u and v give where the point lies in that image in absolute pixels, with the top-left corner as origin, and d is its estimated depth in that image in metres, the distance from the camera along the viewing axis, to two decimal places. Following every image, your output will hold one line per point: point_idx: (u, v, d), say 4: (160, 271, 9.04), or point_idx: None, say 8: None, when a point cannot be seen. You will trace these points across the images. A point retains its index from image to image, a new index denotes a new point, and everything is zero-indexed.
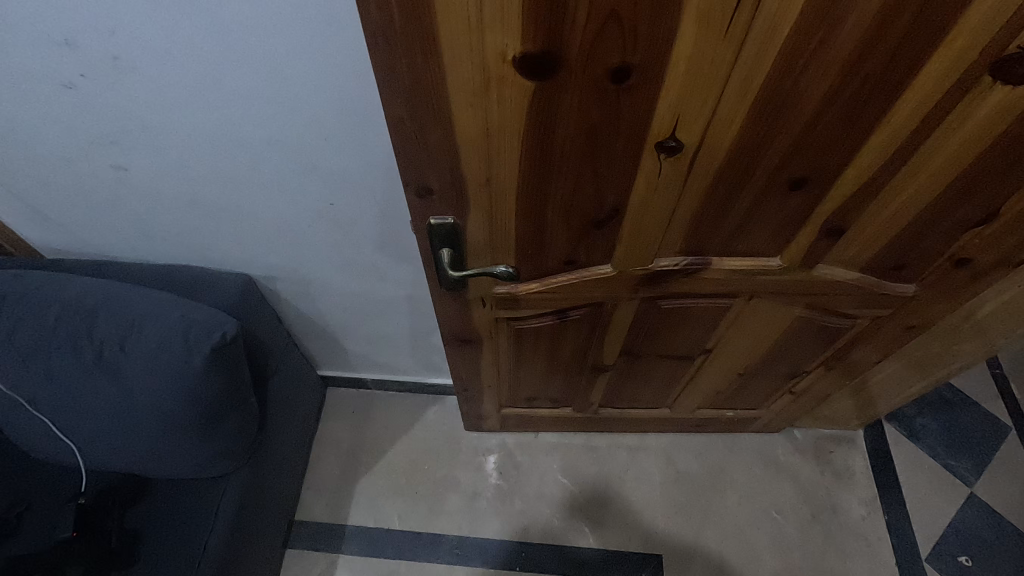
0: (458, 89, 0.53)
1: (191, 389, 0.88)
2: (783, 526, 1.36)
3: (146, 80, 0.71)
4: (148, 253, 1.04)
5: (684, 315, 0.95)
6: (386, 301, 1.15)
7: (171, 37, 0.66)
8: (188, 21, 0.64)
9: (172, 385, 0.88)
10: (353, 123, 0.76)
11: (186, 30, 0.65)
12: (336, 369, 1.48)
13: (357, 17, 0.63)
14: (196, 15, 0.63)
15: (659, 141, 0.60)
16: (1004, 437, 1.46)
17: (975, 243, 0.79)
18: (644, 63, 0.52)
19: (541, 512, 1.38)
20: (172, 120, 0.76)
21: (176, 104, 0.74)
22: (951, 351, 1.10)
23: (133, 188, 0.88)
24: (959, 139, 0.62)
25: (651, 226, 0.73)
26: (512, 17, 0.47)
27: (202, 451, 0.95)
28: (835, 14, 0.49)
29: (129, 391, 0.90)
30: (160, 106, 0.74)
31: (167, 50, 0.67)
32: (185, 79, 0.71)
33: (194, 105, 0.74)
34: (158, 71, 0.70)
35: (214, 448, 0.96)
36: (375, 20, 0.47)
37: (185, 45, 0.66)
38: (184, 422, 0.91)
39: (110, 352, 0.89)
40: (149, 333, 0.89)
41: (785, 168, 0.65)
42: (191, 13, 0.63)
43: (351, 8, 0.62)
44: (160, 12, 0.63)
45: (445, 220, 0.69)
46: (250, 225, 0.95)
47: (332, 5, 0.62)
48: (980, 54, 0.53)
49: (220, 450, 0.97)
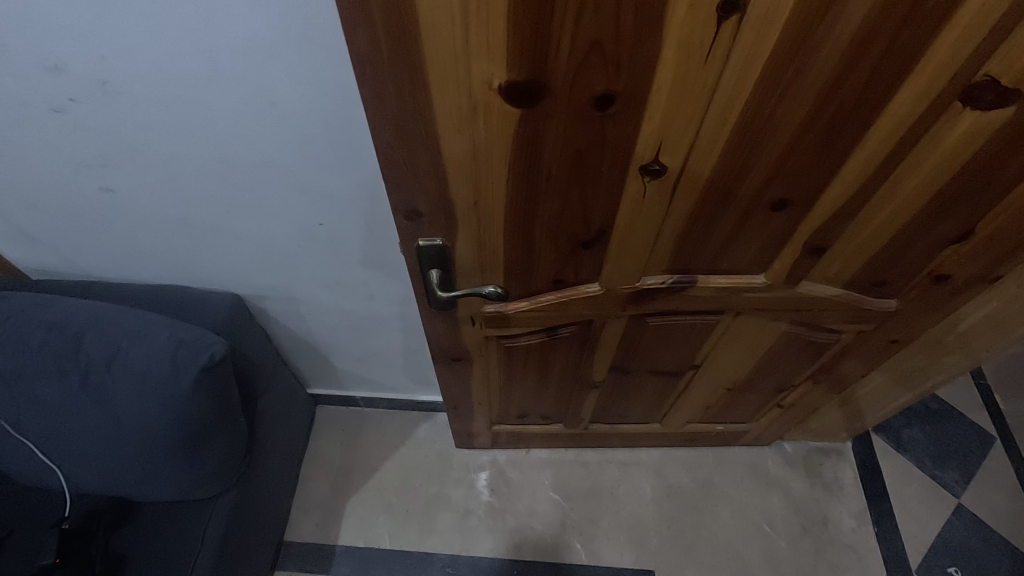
0: (445, 116, 0.54)
1: (178, 410, 0.88)
2: (775, 540, 1.37)
3: (137, 104, 0.71)
4: (137, 274, 1.04)
5: (672, 332, 0.96)
6: (377, 319, 1.15)
7: (162, 63, 0.66)
8: (179, 47, 0.65)
9: (159, 406, 0.87)
10: (341, 143, 0.77)
11: (177, 56, 0.66)
12: (327, 388, 1.47)
13: (344, 41, 0.65)
14: (188, 42, 0.64)
15: (643, 165, 0.62)
16: (990, 447, 1.48)
17: (953, 260, 0.81)
18: (627, 91, 0.53)
19: (533, 528, 1.38)
20: (162, 143, 0.77)
21: (166, 128, 0.74)
22: (935, 364, 1.12)
23: (121, 210, 0.88)
24: (933, 162, 0.64)
25: (637, 246, 0.74)
26: (498, 47, 0.48)
27: (188, 473, 0.94)
28: (810, 43, 0.51)
29: (116, 414, 0.89)
30: (150, 129, 0.75)
31: (158, 75, 0.68)
32: (175, 103, 0.71)
33: (183, 127, 0.75)
34: (148, 95, 0.70)
35: (201, 469, 0.95)
36: (364, 51, 0.48)
37: (175, 70, 0.67)
38: (171, 444, 0.90)
39: (96, 374, 0.88)
40: (136, 354, 0.88)
41: (767, 189, 0.67)
42: (182, 40, 0.64)
43: (338, 31, 0.64)
44: (151, 38, 0.64)
45: (434, 242, 0.70)
46: (240, 245, 0.95)
47: (321, 28, 0.63)
48: (950, 80, 0.55)
49: (208, 473, 0.96)
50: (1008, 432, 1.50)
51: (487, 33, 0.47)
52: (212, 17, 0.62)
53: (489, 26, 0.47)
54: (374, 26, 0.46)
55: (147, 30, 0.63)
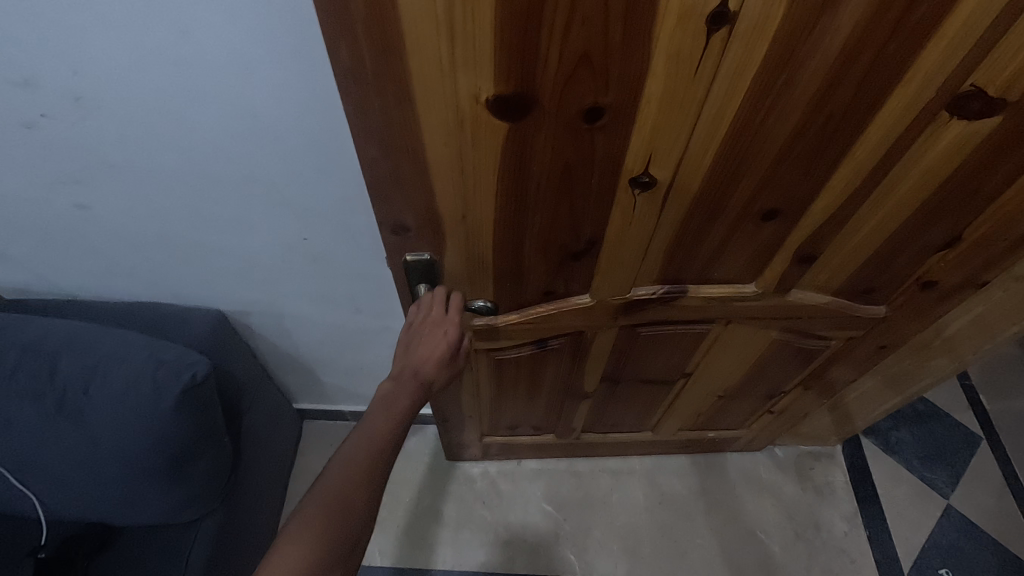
0: (431, 130, 0.53)
1: (159, 433, 0.85)
2: (767, 545, 1.36)
3: (112, 119, 0.69)
4: (115, 291, 1.01)
5: (662, 341, 0.96)
6: (363, 333, 1.13)
7: (138, 77, 0.65)
8: (155, 61, 0.63)
9: (137, 430, 0.85)
10: (324, 155, 0.76)
11: (153, 70, 0.64)
12: (314, 403, 1.44)
13: (325, 53, 0.63)
14: (165, 56, 0.63)
15: (633, 177, 0.61)
16: (976, 447, 1.49)
17: (940, 266, 0.82)
18: (616, 103, 0.53)
19: (526, 541, 1.36)
20: (139, 158, 0.74)
21: (143, 142, 0.72)
22: (922, 367, 1.12)
23: (98, 226, 0.85)
24: (921, 170, 0.64)
25: (628, 257, 0.74)
26: (484, 59, 0.47)
27: (170, 496, 0.91)
28: (799, 55, 0.50)
29: (93, 438, 0.86)
30: (127, 144, 0.72)
31: (134, 91, 0.66)
32: (153, 117, 0.69)
33: (161, 142, 0.73)
34: (123, 109, 0.68)
35: (184, 492, 0.92)
36: (346, 64, 0.47)
37: (150, 83, 0.65)
38: (151, 467, 0.87)
39: (72, 397, 0.86)
40: (114, 375, 0.86)
41: (757, 200, 0.67)
42: (158, 54, 0.62)
43: (319, 42, 0.62)
44: (125, 53, 0.62)
45: (422, 256, 0.69)
46: (222, 260, 0.93)
47: (302, 39, 0.62)
48: (938, 90, 0.55)
49: (191, 496, 0.93)
50: (993, 432, 1.52)
51: (473, 45, 0.46)
52: (189, 31, 0.60)
53: (475, 38, 0.46)
54: (357, 39, 0.45)
55: (122, 43, 0.61)
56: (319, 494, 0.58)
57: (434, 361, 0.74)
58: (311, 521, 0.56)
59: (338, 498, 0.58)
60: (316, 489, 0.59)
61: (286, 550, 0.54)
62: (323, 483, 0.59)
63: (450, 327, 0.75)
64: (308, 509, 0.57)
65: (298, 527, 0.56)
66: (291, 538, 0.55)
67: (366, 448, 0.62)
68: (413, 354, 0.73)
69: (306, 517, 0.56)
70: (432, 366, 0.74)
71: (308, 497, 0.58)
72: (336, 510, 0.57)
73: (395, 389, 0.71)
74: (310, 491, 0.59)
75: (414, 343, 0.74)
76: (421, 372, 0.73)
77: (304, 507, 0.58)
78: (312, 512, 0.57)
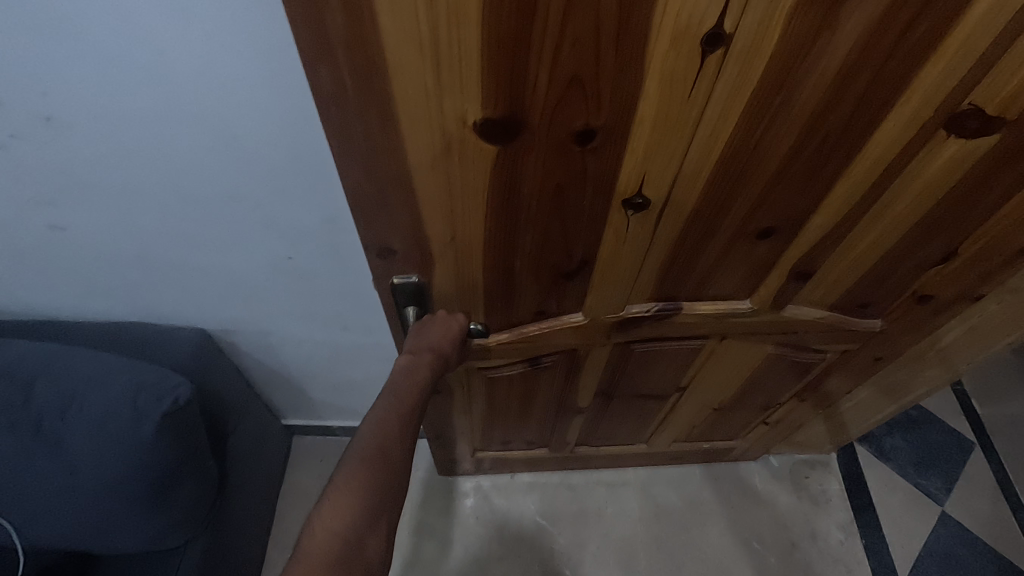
0: (417, 154, 0.51)
1: (140, 459, 0.83)
2: (764, 556, 1.35)
3: (85, 139, 0.67)
4: (93, 311, 0.98)
5: (657, 357, 0.94)
6: (353, 350, 1.11)
7: (113, 97, 0.62)
8: (128, 79, 0.60)
9: (116, 457, 0.82)
10: (306, 174, 0.74)
11: (128, 89, 0.61)
12: (303, 419, 1.41)
13: (302, 70, 0.61)
14: (140, 76, 0.60)
15: (626, 198, 0.59)
16: (970, 453, 1.49)
17: (936, 280, 0.80)
18: (608, 126, 0.51)
19: (520, 556, 1.34)
20: (115, 177, 0.72)
21: (119, 162, 0.70)
22: (917, 378, 1.11)
23: (74, 246, 0.82)
24: (918, 188, 0.63)
25: (621, 276, 0.72)
26: (471, 84, 0.46)
27: (153, 523, 0.88)
28: (796, 75, 0.49)
29: (70, 466, 0.83)
30: (101, 164, 0.70)
31: (108, 110, 0.64)
32: (128, 137, 0.67)
33: (138, 162, 0.70)
34: (96, 129, 0.66)
35: (167, 518, 0.89)
36: (327, 88, 0.45)
37: (125, 102, 0.63)
38: (132, 494, 0.85)
39: (48, 424, 0.83)
40: (93, 400, 0.84)
41: (752, 219, 0.65)
42: (134, 73, 0.60)
43: (295, 59, 0.60)
44: (99, 73, 0.60)
45: (409, 278, 0.67)
46: (205, 279, 0.91)
47: (278, 56, 0.60)
48: (936, 110, 0.54)
49: (172, 523, 0.90)
50: (986, 438, 1.52)
51: (459, 68, 0.44)
52: (165, 49, 0.58)
53: (461, 62, 0.44)
54: (338, 63, 0.43)
55: (95, 62, 0.59)
56: (357, 450, 0.60)
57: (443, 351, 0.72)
58: (356, 471, 0.58)
59: (378, 449, 0.61)
60: (355, 446, 0.61)
61: (337, 498, 0.56)
62: (361, 439, 0.62)
63: (459, 311, 0.74)
64: (351, 462, 0.59)
65: (345, 478, 0.58)
66: (341, 487, 0.57)
67: (394, 415, 0.64)
68: (422, 340, 0.71)
69: (351, 468, 0.58)
70: (441, 359, 0.72)
71: (348, 454, 0.61)
72: (378, 461, 0.60)
73: (412, 367, 0.69)
74: (348, 450, 0.61)
75: (421, 333, 0.72)
76: (436, 352, 0.71)
77: (346, 461, 0.60)
78: (356, 464, 0.59)
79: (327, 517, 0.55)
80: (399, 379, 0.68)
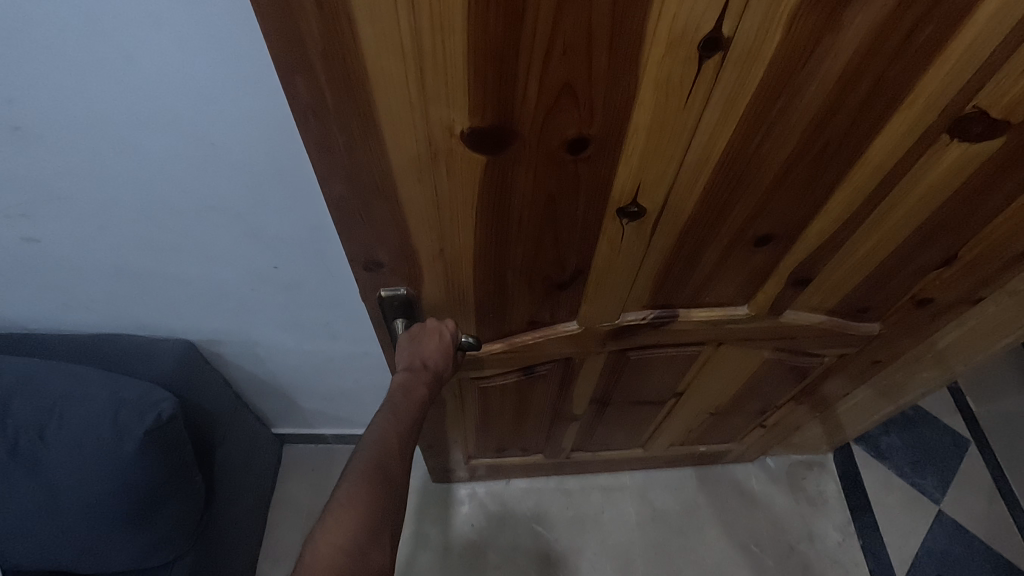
0: (402, 165, 0.49)
1: (123, 477, 0.80)
2: (762, 559, 1.34)
3: (55, 150, 0.64)
4: (73, 323, 0.95)
5: (653, 364, 0.92)
6: (342, 359, 1.08)
7: (83, 106, 0.59)
8: (100, 88, 0.58)
9: (97, 475, 0.79)
10: (287, 183, 0.71)
11: (100, 98, 0.59)
12: (293, 428, 1.38)
13: (276, 77, 0.58)
14: (112, 84, 0.57)
15: (620, 207, 0.57)
16: (966, 451, 1.48)
17: (936, 283, 0.79)
18: (601, 134, 0.49)
19: (516, 564, 1.32)
20: (89, 188, 0.69)
21: (93, 172, 0.67)
22: (915, 380, 1.10)
23: (49, 258, 0.79)
24: (919, 193, 0.62)
25: (616, 285, 0.70)
26: (457, 93, 0.43)
27: (138, 541, 0.85)
28: (797, 80, 0.47)
29: (50, 486, 0.80)
30: (74, 174, 0.67)
31: (79, 120, 0.61)
32: (102, 147, 0.64)
33: (113, 172, 0.67)
34: (68, 139, 0.63)
35: (153, 536, 0.86)
36: (304, 99, 0.43)
37: (97, 111, 0.60)
38: (116, 513, 0.82)
39: (25, 444, 0.80)
40: (72, 418, 0.81)
41: (750, 226, 0.64)
42: (104, 82, 0.57)
43: (268, 65, 0.57)
44: (67, 82, 0.57)
45: (397, 291, 0.64)
46: (187, 290, 0.88)
47: (252, 63, 0.57)
48: (940, 114, 0.52)
49: (159, 541, 0.87)
50: (981, 436, 1.51)
51: (444, 76, 0.42)
52: (136, 57, 0.55)
53: (447, 71, 0.42)
54: (316, 73, 0.41)
55: (62, 71, 0.56)
56: (358, 464, 0.58)
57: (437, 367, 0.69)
58: (358, 485, 0.56)
59: (378, 465, 0.58)
60: (356, 460, 0.59)
61: (339, 512, 0.54)
62: (362, 454, 0.60)
63: (448, 319, 0.70)
64: (352, 477, 0.57)
65: (347, 492, 0.56)
66: (341, 503, 0.55)
67: (389, 431, 0.62)
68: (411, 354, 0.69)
69: (351, 484, 0.56)
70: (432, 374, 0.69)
71: (349, 467, 0.59)
72: (377, 477, 0.57)
73: (407, 387, 0.67)
74: (349, 464, 0.59)
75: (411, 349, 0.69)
76: (433, 371, 0.69)
77: (347, 475, 0.58)
78: (356, 481, 0.56)
79: (329, 531, 0.53)
80: (396, 398, 0.66)
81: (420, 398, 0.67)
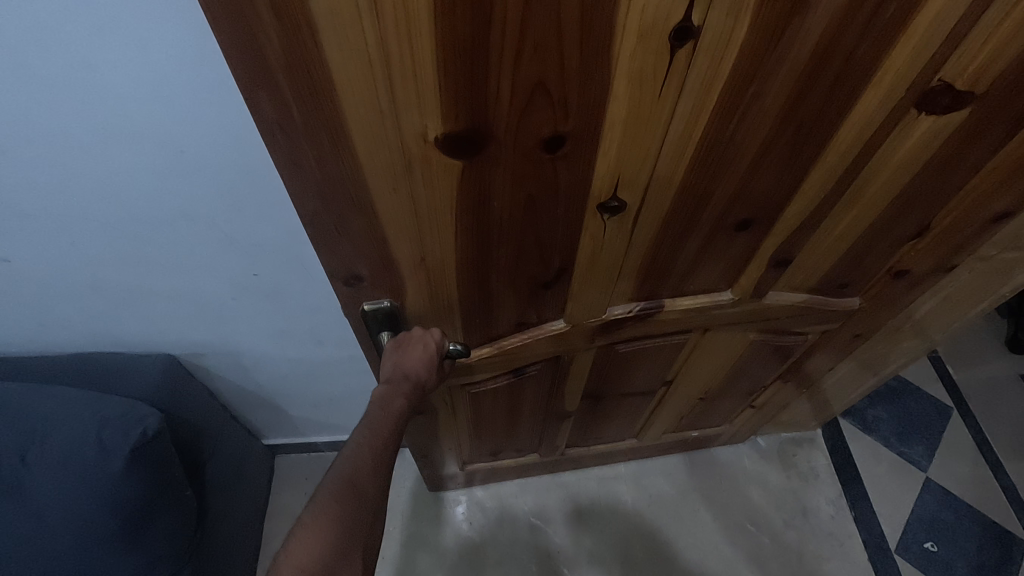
0: (376, 175, 0.48)
1: (110, 495, 0.76)
2: (757, 537, 1.36)
3: (13, 165, 0.60)
4: (51, 343, 0.91)
5: (641, 356, 0.92)
6: (329, 365, 1.06)
7: (41, 116, 0.56)
8: (61, 100, 0.55)
9: (85, 495, 0.75)
10: (258, 188, 0.69)
11: (60, 109, 0.56)
12: (285, 438, 1.35)
13: (232, 77, 0.56)
14: (68, 92, 0.54)
15: (601, 202, 0.57)
16: (947, 417, 1.52)
17: (911, 255, 0.81)
18: (576, 131, 0.48)
19: (518, 560, 1.31)
20: (57, 205, 0.66)
21: (59, 188, 0.64)
22: (896, 351, 1.12)
23: (19, 279, 0.76)
24: (890, 170, 0.63)
25: (601, 280, 0.70)
26: (429, 98, 0.42)
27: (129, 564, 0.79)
28: (767, 66, 0.47)
29: (36, 513, 0.75)
30: (40, 191, 0.64)
31: (35, 132, 0.57)
32: (65, 160, 0.61)
33: (81, 187, 0.64)
34: (30, 155, 0.60)
35: (145, 555, 0.80)
36: (270, 114, 0.41)
37: (60, 125, 0.57)
38: (105, 534, 0.76)
39: (6, 469, 0.76)
40: (54, 442, 0.77)
41: (729, 213, 0.64)
42: (61, 89, 0.54)
43: (223, 65, 0.54)
44: (20, 90, 0.53)
45: (380, 303, 0.63)
46: (166, 303, 0.85)
47: (210, 63, 0.54)
48: (907, 90, 0.53)
49: (155, 557, 0.81)
50: (961, 401, 1.55)
51: (413, 82, 0.41)
52: (94, 63, 0.52)
53: (416, 75, 0.40)
54: (279, 87, 0.39)
55: (17, 81, 0.53)
56: (329, 483, 0.57)
57: (418, 375, 0.68)
58: (325, 506, 0.55)
59: (349, 483, 0.57)
60: (329, 477, 0.58)
61: (308, 533, 0.52)
62: (335, 472, 0.58)
63: (435, 327, 0.70)
64: (322, 495, 0.56)
65: (313, 513, 0.54)
66: (308, 522, 0.53)
67: (367, 446, 0.61)
68: (395, 366, 0.67)
69: (320, 503, 0.55)
70: (418, 384, 0.68)
71: (322, 485, 0.57)
72: (348, 495, 0.56)
73: (388, 398, 0.66)
74: (321, 482, 0.58)
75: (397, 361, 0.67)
76: (414, 381, 0.67)
77: (318, 495, 0.56)
78: (327, 500, 0.55)
79: (294, 553, 0.51)
80: (374, 412, 0.65)
81: (399, 410, 0.65)
